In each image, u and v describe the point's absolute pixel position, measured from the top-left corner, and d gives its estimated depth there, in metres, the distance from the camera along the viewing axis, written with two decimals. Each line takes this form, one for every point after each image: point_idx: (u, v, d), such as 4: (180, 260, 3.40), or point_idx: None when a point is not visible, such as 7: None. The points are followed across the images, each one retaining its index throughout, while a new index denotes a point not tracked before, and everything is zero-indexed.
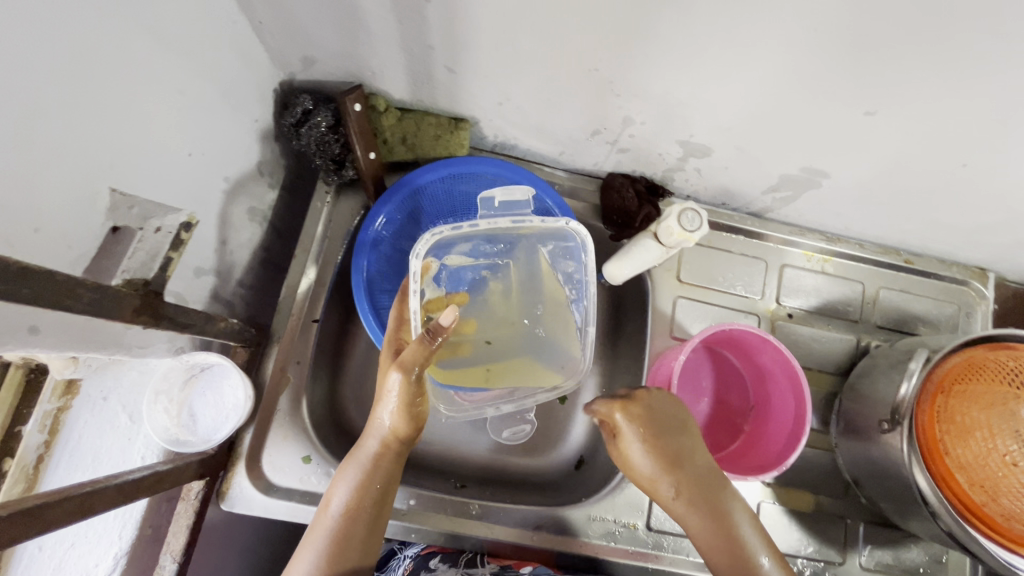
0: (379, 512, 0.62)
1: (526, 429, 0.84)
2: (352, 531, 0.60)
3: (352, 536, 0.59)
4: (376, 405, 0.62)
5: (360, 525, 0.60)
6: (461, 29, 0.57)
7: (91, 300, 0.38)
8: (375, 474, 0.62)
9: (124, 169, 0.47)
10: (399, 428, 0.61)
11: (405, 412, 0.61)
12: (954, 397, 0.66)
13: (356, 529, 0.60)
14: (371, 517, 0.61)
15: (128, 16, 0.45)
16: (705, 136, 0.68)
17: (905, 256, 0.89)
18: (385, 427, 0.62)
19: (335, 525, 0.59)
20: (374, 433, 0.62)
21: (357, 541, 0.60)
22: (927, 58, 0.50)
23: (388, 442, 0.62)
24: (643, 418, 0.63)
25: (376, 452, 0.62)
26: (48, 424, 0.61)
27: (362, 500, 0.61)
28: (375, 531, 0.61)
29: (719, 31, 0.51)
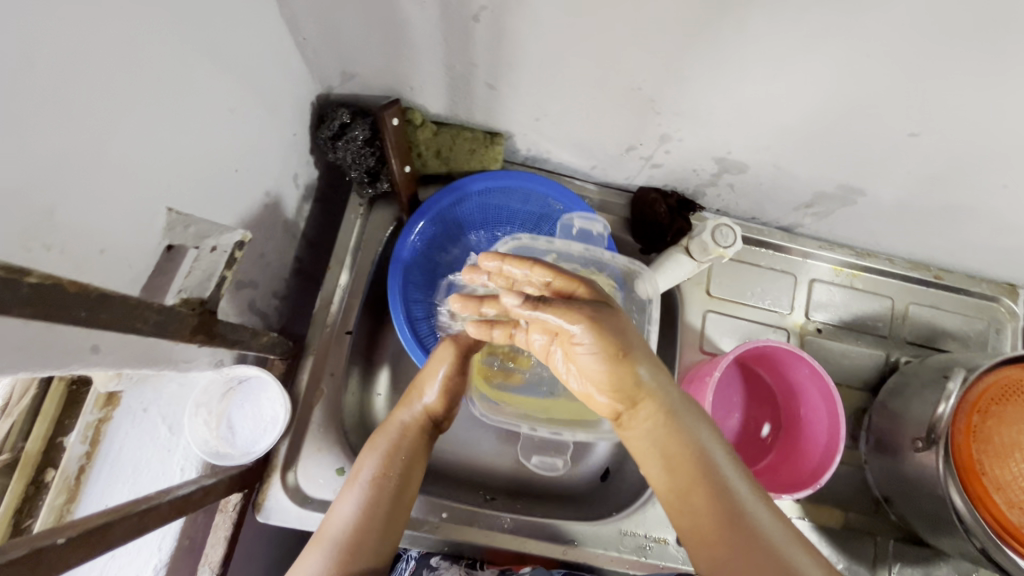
0: (404, 487, 0.61)
1: (557, 464, 0.80)
2: (380, 499, 0.59)
3: (380, 501, 0.59)
4: (412, 389, 0.67)
5: (385, 490, 0.59)
6: (506, 48, 0.58)
7: (158, 322, 0.39)
8: (404, 445, 0.63)
9: (179, 188, 0.48)
10: (433, 406, 0.67)
11: (446, 388, 0.66)
12: (991, 418, 0.67)
13: (383, 498, 0.59)
14: (399, 488, 0.61)
15: (186, 38, 0.45)
16: (742, 153, 0.68)
17: (935, 271, 0.89)
18: (421, 406, 0.66)
19: (365, 488, 0.59)
20: (409, 405, 0.66)
21: (383, 505, 0.58)
22: (975, 83, 0.50)
23: (422, 418, 0.66)
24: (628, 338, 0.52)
25: (409, 424, 0.65)
26: (90, 435, 0.61)
27: (390, 468, 0.61)
28: (393, 519, 0.58)
29: (768, 55, 0.52)
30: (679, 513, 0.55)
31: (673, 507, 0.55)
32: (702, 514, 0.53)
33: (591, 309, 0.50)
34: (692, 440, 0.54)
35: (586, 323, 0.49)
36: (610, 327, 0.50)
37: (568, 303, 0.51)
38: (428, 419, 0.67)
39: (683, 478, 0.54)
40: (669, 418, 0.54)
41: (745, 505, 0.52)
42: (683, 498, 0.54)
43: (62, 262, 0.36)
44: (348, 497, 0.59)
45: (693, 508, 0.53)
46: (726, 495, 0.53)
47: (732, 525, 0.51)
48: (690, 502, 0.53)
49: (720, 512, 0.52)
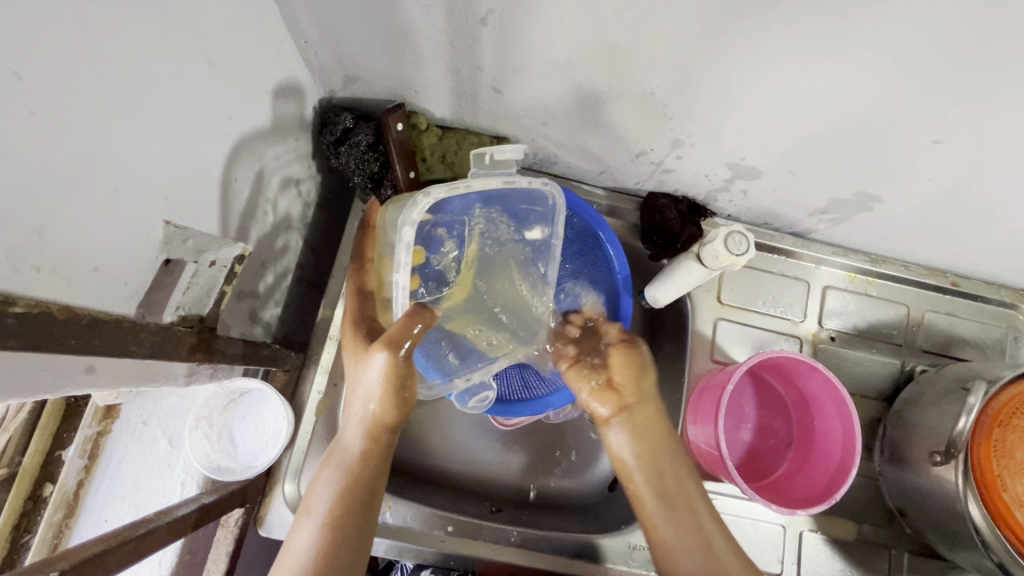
0: (368, 509, 0.58)
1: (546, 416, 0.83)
2: (344, 530, 0.55)
3: (342, 533, 0.55)
4: (354, 390, 0.60)
5: (347, 518, 0.56)
6: (513, 53, 0.56)
7: (153, 343, 0.38)
8: (360, 464, 0.58)
9: (178, 201, 0.46)
10: (383, 426, 0.59)
11: (387, 390, 0.57)
12: (1013, 431, 0.65)
13: (344, 529, 0.55)
14: (362, 512, 0.57)
15: (182, 44, 0.44)
16: (756, 159, 0.66)
17: (951, 278, 0.87)
18: (369, 413, 0.59)
19: (322, 521, 0.55)
20: (354, 415, 0.59)
21: (348, 537, 0.55)
22: (1002, 90, 0.48)
23: (373, 428, 0.59)
24: (635, 352, 0.68)
25: (359, 441, 0.59)
26: (88, 449, 0.61)
27: (348, 490, 0.57)
28: (364, 539, 0.56)
29: (787, 60, 0.50)
30: (654, 520, 0.64)
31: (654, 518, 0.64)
32: (682, 538, 0.63)
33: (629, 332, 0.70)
34: (681, 481, 0.65)
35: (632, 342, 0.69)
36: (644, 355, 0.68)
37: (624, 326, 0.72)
38: (383, 430, 0.60)
39: (672, 501, 0.64)
40: (661, 437, 0.66)
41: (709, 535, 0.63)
42: (670, 519, 0.64)
43: (55, 283, 0.35)
44: (305, 532, 0.55)
45: (676, 523, 0.63)
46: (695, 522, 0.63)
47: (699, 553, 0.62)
48: (680, 529, 0.63)
49: (697, 535, 0.62)
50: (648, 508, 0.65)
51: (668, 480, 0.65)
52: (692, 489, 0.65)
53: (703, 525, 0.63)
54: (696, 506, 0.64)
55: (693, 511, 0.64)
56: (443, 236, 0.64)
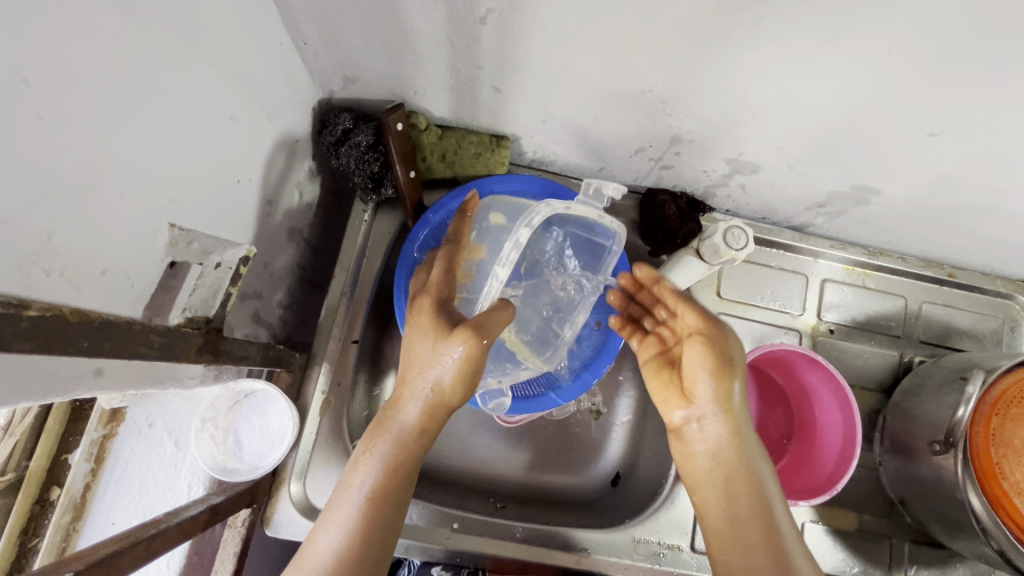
0: (405, 498, 0.55)
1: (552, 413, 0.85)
2: (382, 517, 0.52)
3: (379, 521, 0.52)
4: (426, 361, 0.56)
5: (387, 505, 0.53)
6: (513, 52, 0.56)
7: (162, 345, 0.38)
8: (411, 446, 0.55)
9: (182, 203, 0.46)
10: (440, 407, 0.56)
11: (462, 369, 0.55)
12: (1012, 420, 0.65)
13: (381, 516, 0.52)
14: (402, 500, 0.54)
15: (185, 47, 0.44)
16: (754, 154, 0.67)
17: (948, 270, 0.87)
18: (436, 389, 0.55)
19: (364, 501, 0.52)
20: (416, 392, 0.56)
21: (384, 526, 0.52)
22: (998, 82, 0.49)
23: (435, 405, 0.56)
24: (712, 344, 0.58)
25: (418, 421, 0.56)
26: (95, 452, 0.62)
27: (396, 474, 0.54)
28: (398, 524, 0.53)
29: (784, 55, 0.50)
30: (722, 534, 0.55)
31: (720, 527, 0.56)
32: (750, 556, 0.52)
33: (710, 315, 0.62)
34: (758, 493, 0.56)
35: (710, 330, 0.60)
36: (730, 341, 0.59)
37: (702, 306, 0.64)
38: (443, 412, 0.57)
39: (741, 512, 0.55)
40: (740, 439, 0.57)
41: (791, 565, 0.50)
42: (737, 531, 0.54)
43: (65, 287, 0.35)
44: (341, 513, 0.52)
45: (749, 538, 0.53)
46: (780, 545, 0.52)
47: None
48: (747, 546, 0.53)
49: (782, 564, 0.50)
50: (712, 513, 0.57)
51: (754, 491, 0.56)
52: (772, 504, 0.55)
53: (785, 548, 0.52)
54: (780, 533, 0.53)
55: (774, 531, 0.53)
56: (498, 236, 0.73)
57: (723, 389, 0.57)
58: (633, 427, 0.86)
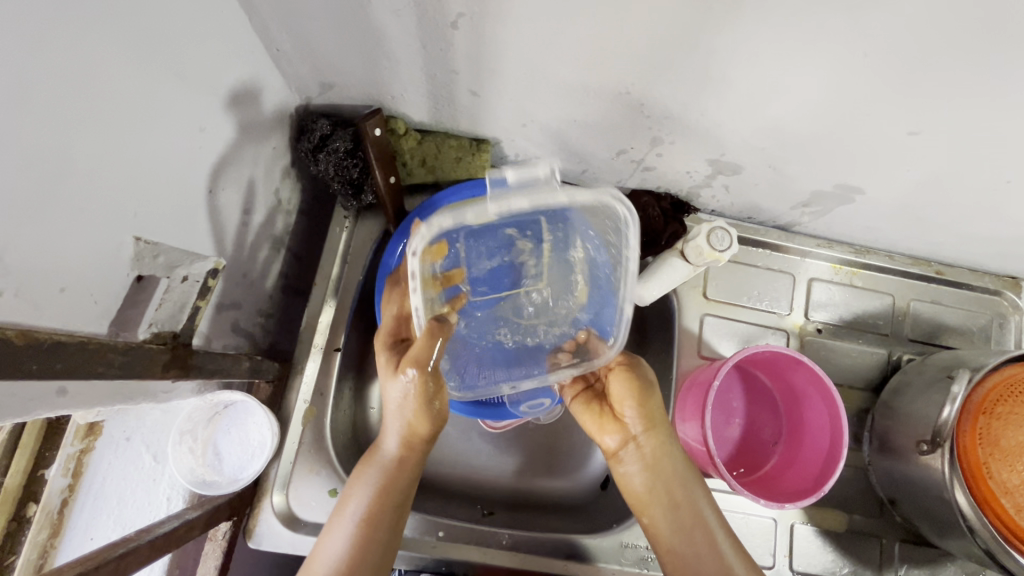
0: (398, 516, 0.61)
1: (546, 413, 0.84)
2: (375, 535, 0.59)
3: (372, 541, 0.58)
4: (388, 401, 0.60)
5: (379, 525, 0.59)
6: (488, 56, 0.55)
7: (123, 363, 0.38)
8: (398, 471, 0.61)
9: (148, 216, 0.46)
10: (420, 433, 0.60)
11: (421, 402, 0.58)
12: (998, 419, 0.65)
13: (376, 535, 0.59)
14: (394, 518, 0.60)
15: (148, 58, 0.43)
16: (736, 154, 0.66)
17: (936, 267, 0.87)
18: (406, 424, 0.60)
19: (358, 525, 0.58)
20: (390, 427, 0.60)
21: (377, 545, 0.58)
22: (977, 80, 0.48)
23: (409, 437, 0.60)
24: (631, 377, 0.64)
25: (397, 451, 0.61)
26: (72, 467, 0.62)
27: (385, 499, 0.60)
28: (393, 540, 0.60)
29: (760, 55, 0.49)
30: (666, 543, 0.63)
31: (659, 529, 0.63)
32: (693, 551, 0.61)
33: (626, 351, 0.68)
34: (694, 506, 0.63)
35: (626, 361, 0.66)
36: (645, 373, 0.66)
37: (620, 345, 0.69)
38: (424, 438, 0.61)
39: (685, 520, 0.62)
40: (668, 449, 0.64)
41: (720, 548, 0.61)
42: (679, 536, 0.62)
43: (21, 306, 0.35)
44: (337, 534, 0.58)
45: (693, 547, 0.61)
46: (712, 540, 0.61)
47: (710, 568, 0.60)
48: (692, 547, 0.61)
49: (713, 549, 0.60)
50: (661, 526, 0.63)
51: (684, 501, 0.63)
52: (706, 511, 0.63)
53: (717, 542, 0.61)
54: (712, 530, 0.62)
55: (709, 534, 0.62)
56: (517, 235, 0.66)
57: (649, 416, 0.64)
58: None
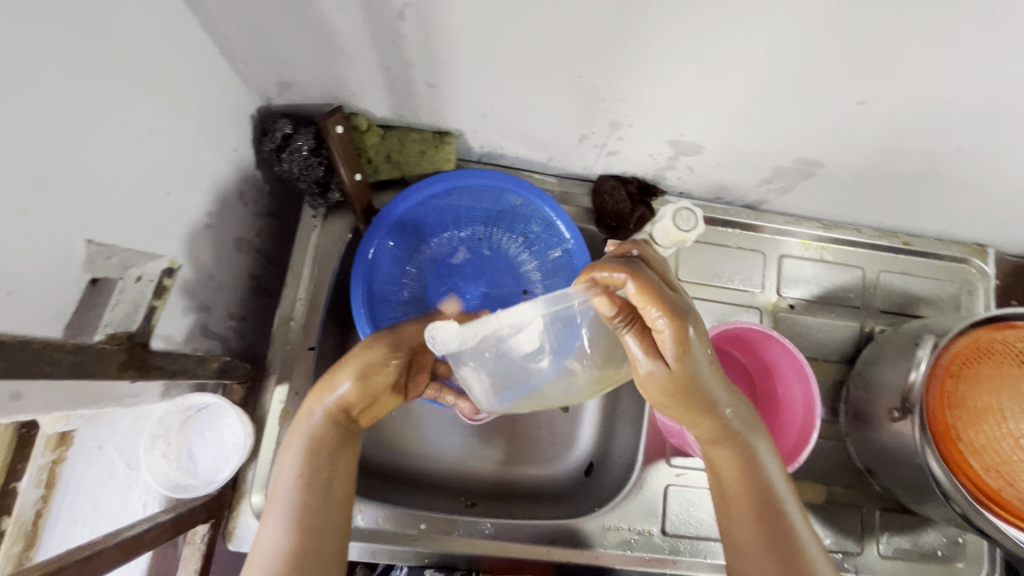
0: (330, 496, 0.54)
1: None
2: (310, 512, 0.53)
3: (308, 523, 0.52)
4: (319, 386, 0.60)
5: (314, 493, 0.54)
6: (439, 47, 0.56)
7: (72, 362, 0.38)
8: (321, 443, 0.56)
9: (99, 218, 0.45)
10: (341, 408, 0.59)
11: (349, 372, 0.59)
12: (964, 381, 0.66)
13: (308, 509, 0.53)
14: (329, 498, 0.54)
15: (94, 60, 0.43)
16: (695, 134, 0.67)
17: (903, 238, 0.88)
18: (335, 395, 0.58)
19: (287, 516, 0.52)
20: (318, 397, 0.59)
21: (314, 530, 0.52)
22: (917, 47, 0.49)
23: (334, 410, 0.58)
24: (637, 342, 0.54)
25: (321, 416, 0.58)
26: (44, 478, 0.62)
27: (310, 479, 0.54)
28: (327, 513, 0.53)
29: (703, 31, 0.50)
30: (723, 518, 0.57)
31: (715, 485, 0.58)
32: (746, 529, 0.54)
33: (671, 310, 0.51)
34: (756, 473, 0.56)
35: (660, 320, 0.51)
36: (687, 336, 0.52)
37: (654, 291, 0.51)
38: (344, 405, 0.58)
39: (730, 486, 0.56)
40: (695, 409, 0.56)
41: (786, 524, 0.53)
42: (730, 508, 0.56)
43: None
44: (272, 526, 0.52)
45: (742, 517, 0.54)
46: (782, 517, 0.53)
47: (779, 556, 0.51)
48: (733, 514, 0.55)
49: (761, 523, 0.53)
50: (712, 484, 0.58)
51: (748, 470, 0.56)
52: (777, 488, 0.55)
53: (785, 518, 0.53)
54: (779, 502, 0.54)
55: (778, 507, 0.54)
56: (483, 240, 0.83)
57: (658, 386, 0.55)
58: (603, 415, 0.86)
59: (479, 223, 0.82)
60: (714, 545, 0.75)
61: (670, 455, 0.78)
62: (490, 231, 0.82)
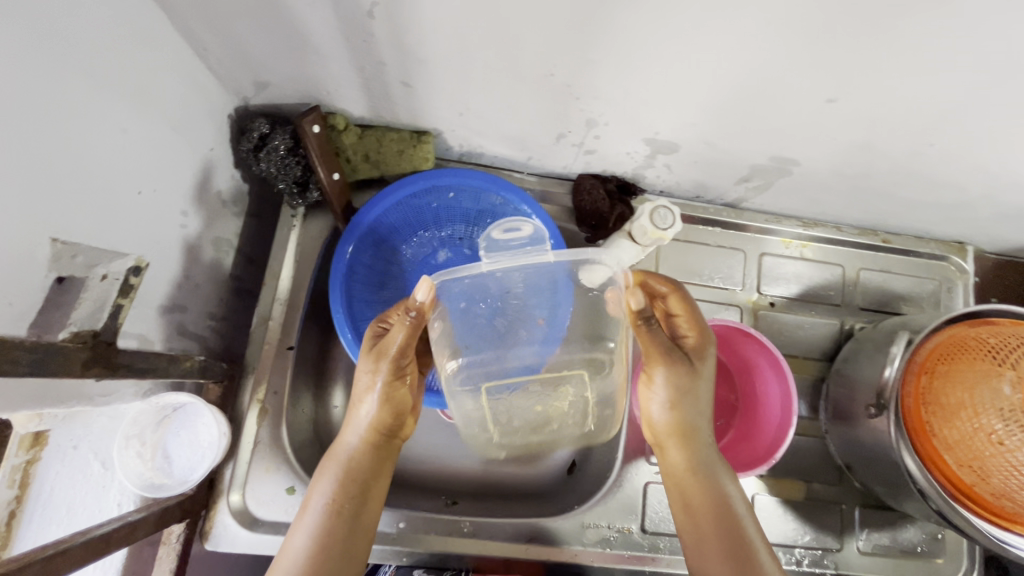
0: (353, 528, 0.60)
1: None
2: (334, 536, 0.58)
3: (331, 549, 0.57)
4: (353, 400, 0.63)
5: (342, 519, 0.59)
6: (411, 46, 0.56)
7: (32, 361, 0.38)
8: (356, 473, 0.61)
9: (66, 217, 0.45)
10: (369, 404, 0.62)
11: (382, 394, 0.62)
12: (938, 377, 0.65)
13: (337, 533, 0.59)
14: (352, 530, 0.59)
15: (60, 59, 0.43)
16: (671, 132, 0.67)
17: (882, 236, 0.88)
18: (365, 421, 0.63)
19: (311, 538, 0.57)
20: (357, 423, 0.63)
21: (334, 558, 0.57)
22: (883, 45, 0.49)
23: (370, 434, 0.63)
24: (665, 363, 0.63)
25: (357, 444, 0.62)
26: (17, 479, 0.56)
27: (337, 506, 0.60)
28: (353, 535, 0.59)
29: (671, 30, 0.50)
30: (691, 543, 0.64)
31: (680, 506, 0.65)
32: (711, 544, 0.61)
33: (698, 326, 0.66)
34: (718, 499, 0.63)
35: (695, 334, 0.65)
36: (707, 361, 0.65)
37: (692, 312, 0.66)
38: (378, 433, 0.63)
39: (699, 510, 0.63)
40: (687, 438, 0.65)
41: (749, 542, 0.60)
42: (699, 527, 0.63)
43: None
44: (297, 543, 0.58)
45: (709, 538, 0.61)
46: (743, 535, 0.60)
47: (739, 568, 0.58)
48: (700, 533, 0.62)
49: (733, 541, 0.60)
50: (677, 505, 0.66)
51: (717, 496, 0.63)
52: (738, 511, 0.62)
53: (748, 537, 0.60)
54: (742, 523, 0.61)
55: (739, 528, 0.61)
56: (464, 239, 0.83)
57: (671, 400, 0.64)
58: None
59: (460, 222, 0.82)
60: None
61: (650, 453, 0.78)
62: (471, 230, 0.83)
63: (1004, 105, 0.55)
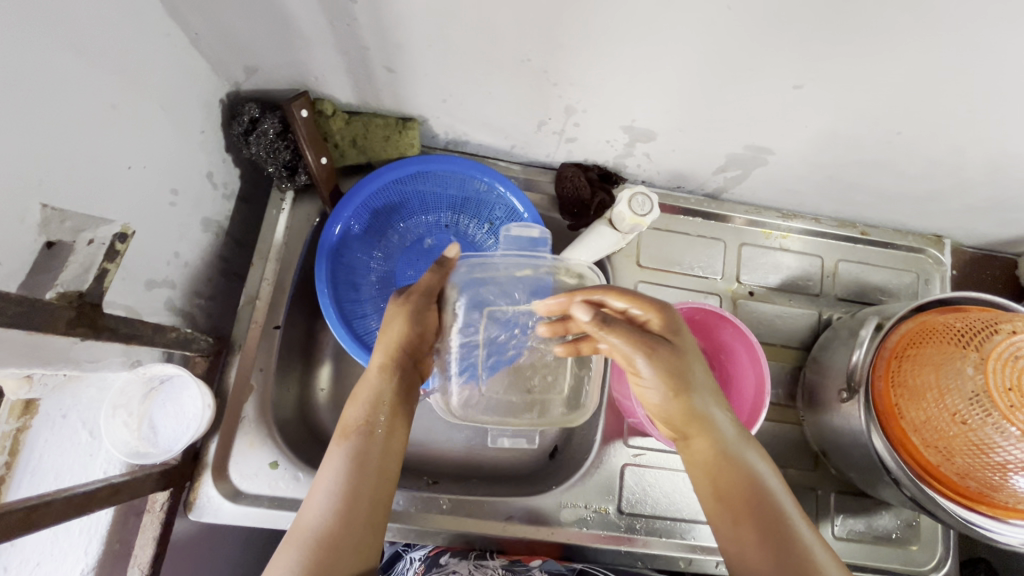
0: (388, 444, 0.61)
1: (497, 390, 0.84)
2: (368, 459, 0.59)
3: (367, 466, 0.59)
4: (382, 332, 0.67)
5: (370, 444, 0.60)
6: (392, 30, 0.58)
7: (15, 313, 0.41)
8: (384, 396, 0.64)
9: (54, 184, 0.47)
10: (413, 337, 0.67)
11: (414, 320, 0.67)
12: (907, 361, 0.67)
13: (367, 454, 0.59)
14: (385, 446, 0.61)
15: (52, 32, 0.45)
16: (646, 119, 0.69)
17: (860, 228, 0.90)
18: (393, 345, 0.66)
19: (349, 456, 0.59)
20: (383, 350, 0.66)
21: (371, 472, 0.58)
22: (842, 31, 0.51)
23: (396, 361, 0.66)
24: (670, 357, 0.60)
25: (385, 370, 0.65)
26: (7, 445, 0.60)
27: (372, 421, 0.61)
28: (384, 465, 0.60)
29: (638, 15, 0.52)
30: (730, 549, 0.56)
31: (714, 505, 0.59)
32: (746, 536, 0.55)
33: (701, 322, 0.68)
34: (743, 466, 0.59)
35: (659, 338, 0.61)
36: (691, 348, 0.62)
37: (648, 306, 0.61)
38: (402, 357, 0.66)
39: (738, 508, 0.57)
40: (723, 440, 0.60)
41: (790, 526, 0.54)
42: (731, 521, 0.56)
43: None
44: (331, 467, 0.58)
45: (748, 539, 0.55)
46: (780, 525, 0.54)
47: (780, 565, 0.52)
48: (739, 531, 0.56)
49: (770, 539, 0.54)
50: (710, 508, 0.59)
51: (744, 488, 0.57)
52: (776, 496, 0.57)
53: (777, 503, 0.56)
54: (777, 508, 0.56)
55: (773, 517, 0.55)
56: (451, 225, 0.85)
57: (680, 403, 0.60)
58: None
59: (446, 208, 0.84)
60: (671, 524, 0.77)
61: (627, 436, 0.80)
62: (457, 216, 0.85)
63: (963, 92, 0.57)
